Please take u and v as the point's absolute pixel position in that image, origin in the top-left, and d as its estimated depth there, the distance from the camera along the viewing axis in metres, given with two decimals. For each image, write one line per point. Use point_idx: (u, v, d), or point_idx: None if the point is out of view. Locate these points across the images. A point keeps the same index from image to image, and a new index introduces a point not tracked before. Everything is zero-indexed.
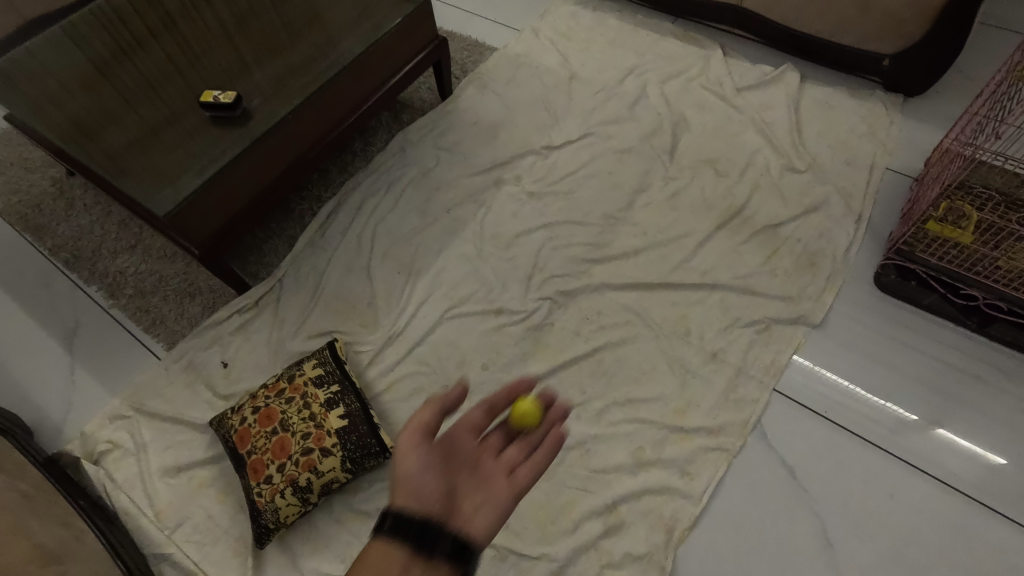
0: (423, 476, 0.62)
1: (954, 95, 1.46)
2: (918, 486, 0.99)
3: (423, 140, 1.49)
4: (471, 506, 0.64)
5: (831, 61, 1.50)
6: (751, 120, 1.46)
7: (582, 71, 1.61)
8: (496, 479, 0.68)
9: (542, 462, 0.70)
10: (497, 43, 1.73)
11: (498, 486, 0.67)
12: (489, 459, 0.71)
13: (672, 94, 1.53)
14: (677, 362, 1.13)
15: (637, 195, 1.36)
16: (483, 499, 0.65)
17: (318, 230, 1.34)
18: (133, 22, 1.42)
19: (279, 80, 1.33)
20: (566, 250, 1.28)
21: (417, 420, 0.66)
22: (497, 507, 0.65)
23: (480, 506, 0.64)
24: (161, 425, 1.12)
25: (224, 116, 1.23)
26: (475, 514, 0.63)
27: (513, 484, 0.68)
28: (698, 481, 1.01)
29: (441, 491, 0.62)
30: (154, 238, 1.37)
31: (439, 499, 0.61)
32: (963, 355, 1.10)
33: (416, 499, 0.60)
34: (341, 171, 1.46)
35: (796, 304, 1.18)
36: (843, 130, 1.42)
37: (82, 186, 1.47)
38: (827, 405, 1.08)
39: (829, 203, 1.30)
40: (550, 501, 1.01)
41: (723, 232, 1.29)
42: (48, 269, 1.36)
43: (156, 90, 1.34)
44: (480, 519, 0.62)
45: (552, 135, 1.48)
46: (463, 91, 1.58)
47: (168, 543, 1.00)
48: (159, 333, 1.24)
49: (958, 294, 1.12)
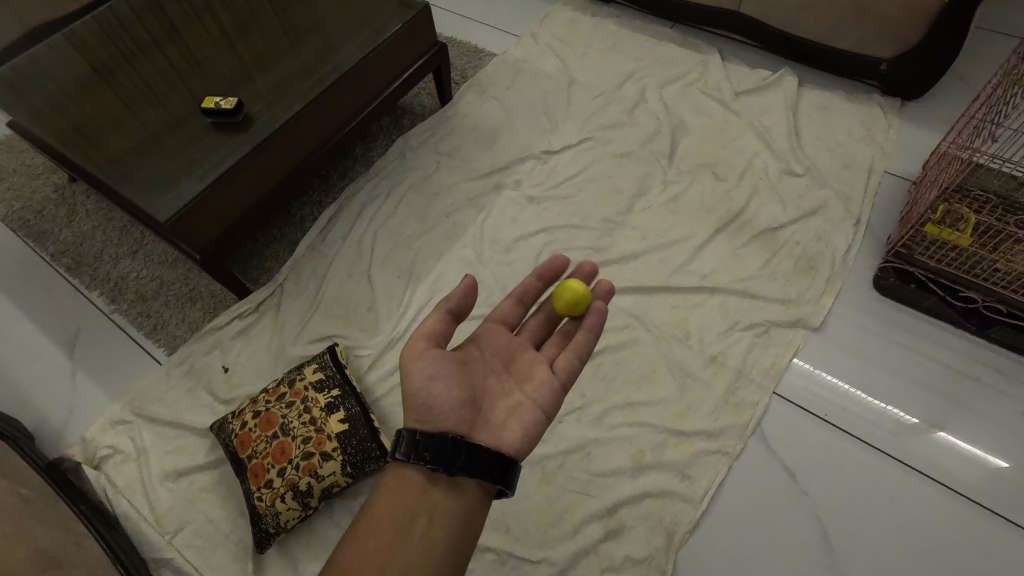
0: (442, 384, 0.70)
1: (952, 98, 1.46)
2: (919, 489, 0.99)
3: (423, 145, 1.49)
4: (503, 411, 0.73)
5: (829, 65, 1.51)
6: (750, 125, 1.46)
7: (581, 76, 1.61)
8: (530, 376, 0.76)
9: (579, 347, 0.79)
10: (496, 48, 1.74)
11: (535, 380, 0.76)
12: (523, 352, 0.80)
13: (671, 99, 1.54)
14: (677, 365, 1.14)
15: (636, 199, 1.37)
16: (518, 400, 0.74)
17: (318, 235, 1.35)
18: (136, 30, 1.43)
19: (280, 86, 1.34)
20: (566, 254, 1.29)
21: (422, 333, 0.73)
22: (533, 405, 0.73)
23: (512, 409, 0.73)
24: (162, 430, 1.12)
25: (225, 121, 1.24)
26: (507, 420, 0.72)
27: (544, 379, 0.76)
28: (698, 484, 1.01)
29: (461, 397, 0.71)
30: (155, 243, 1.38)
31: (460, 406, 0.70)
32: (963, 358, 1.11)
33: (434, 407, 0.69)
34: (341, 177, 1.47)
35: (795, 308, 1.18)
36: (841, 134, 1.43)
37: (84, 192, 1.48)
38: (828, 408, 1.08)
39: (828, 206, 1.30)
40: (551, 505, 1.01)
41: (722, 236, 1.29)
42: (50, 274, 1.36)
43: (158, 96, 1.34)
44: (513, 424, 0.71)
45: (552, 140, 1.48)
46: (463, 96, 1.59)
47: (168, 547, 1.00)
48: (160, 338, 1.25)
49: (958, 296, 1.13)
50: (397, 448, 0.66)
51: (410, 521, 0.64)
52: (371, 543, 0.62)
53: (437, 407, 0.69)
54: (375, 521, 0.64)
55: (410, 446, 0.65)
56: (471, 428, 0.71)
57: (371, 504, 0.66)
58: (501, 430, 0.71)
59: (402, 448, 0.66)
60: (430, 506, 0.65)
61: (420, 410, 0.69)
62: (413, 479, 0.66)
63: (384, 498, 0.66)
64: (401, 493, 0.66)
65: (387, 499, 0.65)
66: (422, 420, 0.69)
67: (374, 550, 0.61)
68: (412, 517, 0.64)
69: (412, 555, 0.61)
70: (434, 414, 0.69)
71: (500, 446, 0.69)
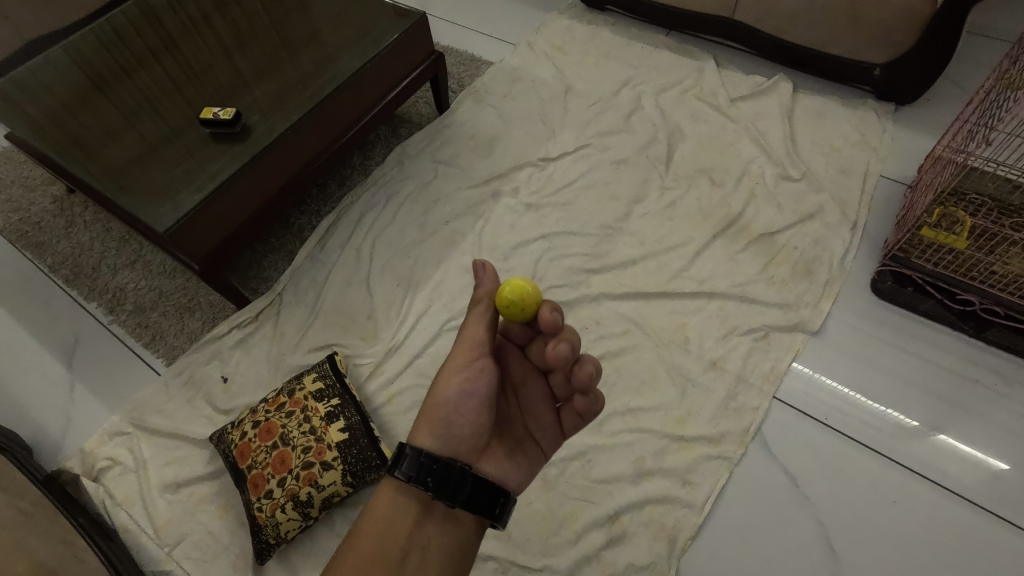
0: (472, 406, 0.68)
1: (945, 103, 1.48)
2: (919, 492, 0.99)
3: (421, 153, 1.50)
4: (508, 443, 0.71)
5: (823, 71, 1.53)
6: (745, 130, 1.47)
7: (578, 84, 1.62)
8: (536, 414, 0.72)
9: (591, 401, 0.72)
10: (493, 57, 1.75)
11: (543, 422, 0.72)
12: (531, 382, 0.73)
13: (667, 105, 1.55)
14: (676, 370, 1.14)
15: (634, 206, 1.37)
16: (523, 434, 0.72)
17: (317, 244, 1.35)
18: (134, 43, 1.44)
19: (277, 95, 1.34)
20: (564, 261, 1.29)
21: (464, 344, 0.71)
22: (537, 446, 0.72)
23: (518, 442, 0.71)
24: (161, 441, 1.12)
25: (224, 132, 1.25)
26: (510, 454, 0.70)
27: (550, 423, 0.72)
28: (700, 490, 1.01)
29: (482, 422, 0.68)
30: (153, 254, 1.38)
31: (479, 431, 0.68)
32: (962, 360, 1.11)
33: (454, 425, 0.68)
34: (339, 185, 1.47)
35: (794, 312, 1.19)
36: (837, 139, 1.44)
37: (82, 204, 1.48)
38: (828, 412, 1.08)
39: (825, 210, 1.31)
40: (552, 512, 1.01)
41: (720, 241, 1.30)
42: (48, 286, 1.36)
43: (155, 107, 1.35)
44: (517, 460, 0.70)
45: (549, 147, 1.49)
46: (460, 104, 1.59)
47: (168, 559, 1.00)
48: (159, 349, 1.24)
49: (955, 299, 1.13)
50: (401, 468, 0.64)
51: (401, 557, 0.62)
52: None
53: (461, 428, 0.67)
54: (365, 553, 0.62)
55: (416, 469, 0.63)
56: (479, 455, 0.69)
57: (360, 533, 0.64)
58: (507, 462, 0.69)
59: (406, 468, 0.63)
60: (423, 540, 0.63)
61: (442, 426, 0.68)
62: (406, 511, 0.65)
63: (376, 528, 0.64)
64: (393, 526, 0.64)
65: (378, 530, 0.64)
66: (440, 437, 0.67)
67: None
68: (404, 552, 0.62)
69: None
70: (450, 430, 0.67)
71: (502, 481, 0.68)
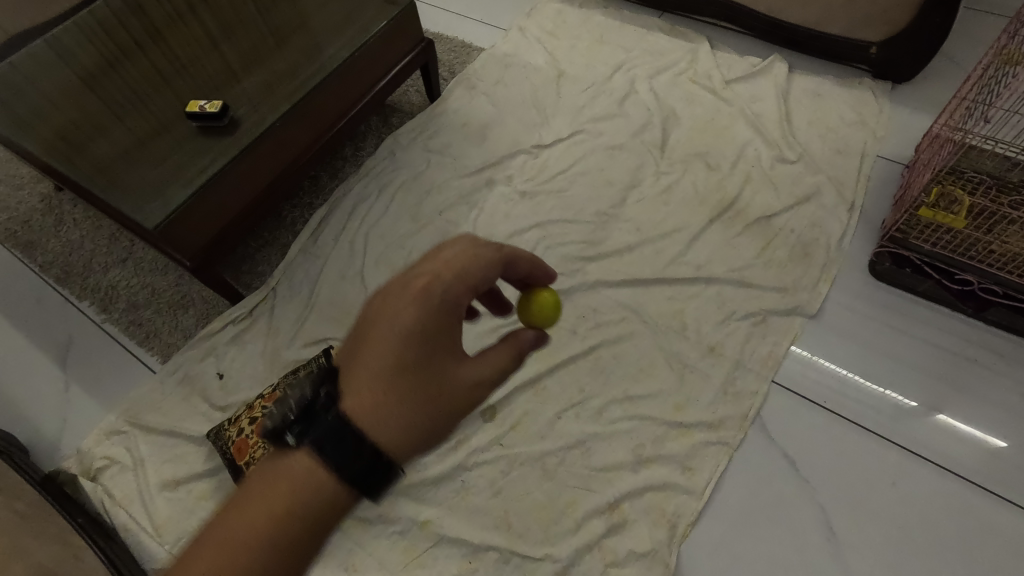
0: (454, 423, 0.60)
1: (942, 80, 1.46)
2: (918, 473, 0.99)
3: (413, 143, 1.48)
4: None
5: (818, 51, 1.50)
6: (741, 112, 1.45)
7: (570, 69, 1.60)
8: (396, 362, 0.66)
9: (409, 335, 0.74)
10: (483, 43, 1.72)
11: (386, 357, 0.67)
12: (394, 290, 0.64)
13: (661, 89, 1.53)
14: (674, 357, 1.13)
15: (629, 191, 1.36)
16: None
17: (310, 237, 1.34)
18: (117, 34, 1.41)
19: (265, 87, 1.33)
20: (560, 249, 1.28)
21: (492, 369, 0.63)
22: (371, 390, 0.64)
23: None
24: (158, 439, 1.11)
25: (212, 125, 1.23)
26: None
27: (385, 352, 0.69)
28: (700, 475, 1.01)
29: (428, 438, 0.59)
30: (145, 251, 1.36)
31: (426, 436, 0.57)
32: (962, 341, 1.10)
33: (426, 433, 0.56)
34: (331, 178, 1.45)
35: (792, 296, 1.18)
36: (833, 119, 1.42)
37: (71, 201, 1.46)
38: (827, 395, 1.08)
39: (822, 192, 1.30)
40: (553, 501, 1.01)
41: (716, 225, 1.29)
42: (39, 285, 1.35)
43: (141, 101, 1.32)
44: None
45: (542, 134, 1.47)
46: (451, 92, 1.57)
47: (169, 557, 1.00)
48: (154, 346, 1.23)
49: (953, 280, 1.13)
50: (314, 436, 0.50)
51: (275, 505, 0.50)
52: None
53: (426, 442, 0.57)
54: (224, 538, 0.48)
55: (354, 464, 0.50)
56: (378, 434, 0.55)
57: (231, 501, 0.50)
58: None
59: (343, 455, 0.50)
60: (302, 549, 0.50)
61: (423, 438, 0.56)
62: (313, 506, 0.50)
63: (257, 502, 0.50)
64: (272, 507, 0.49)
65: (254, 512, 0.49)
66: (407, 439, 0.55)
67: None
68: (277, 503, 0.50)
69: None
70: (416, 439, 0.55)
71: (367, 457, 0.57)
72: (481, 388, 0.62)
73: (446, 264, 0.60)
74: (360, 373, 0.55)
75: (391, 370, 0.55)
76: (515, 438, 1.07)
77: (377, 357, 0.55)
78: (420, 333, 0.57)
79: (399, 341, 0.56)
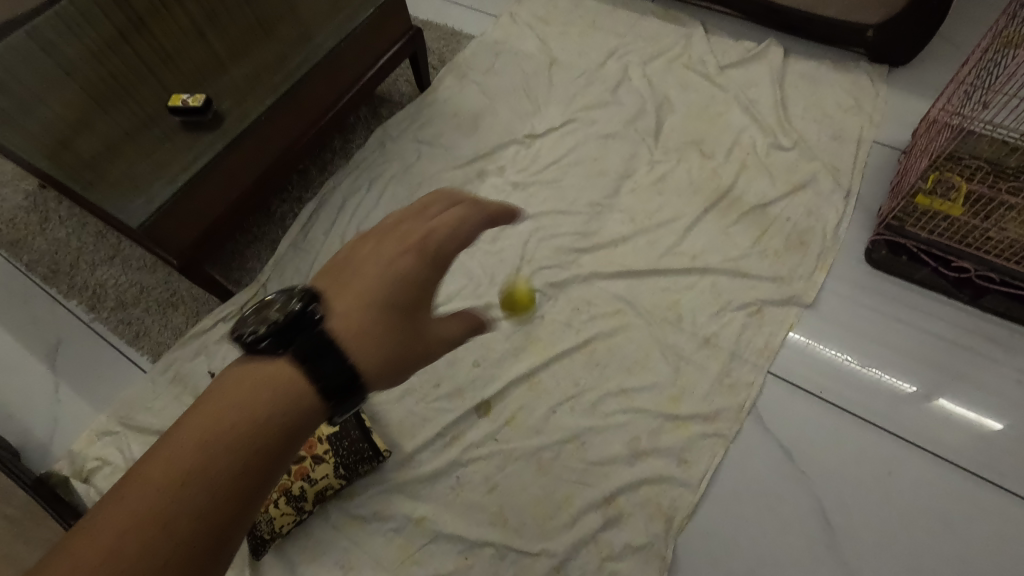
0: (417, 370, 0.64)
1: (939, 64, 1.44)
2: (913, 462, 0.99)
3: (403, 134, 1.45)
4: None
5: (814, 35, 1.48)
6: (736, 99, 1.43)
7: (562, 56, 1.57)
8: None
9: None
10: (474, 30, 1.69)
11: None
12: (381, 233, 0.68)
13: (654, 75, 1.50)
14: (669, 348, 1.12)
15: (623, 181, 1.34)
16: None
17: (300, 231, 1.32)
18: None
19: (252, 80, 1.31)
20: (553, 241, 1.26)
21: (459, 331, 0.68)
22: None
23: None
24: (149, 439, 1.10)
25: (195, 120, 1.21)
26: None
27: None
28: (696, 468, 1.01)
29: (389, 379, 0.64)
30: (133, 248, 1.34)
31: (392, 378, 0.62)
32: (958, 328, 1.10)
33: (394, 373, 0.60)
34: (320, 171, 1.43)
35: (788, 285, 1.17)
36: (829, 104, 1.40)
37: (56, 198, 1.44)
38: (823, 384, 1.07)
39: (818, 179, 1.28)
40: (548, 497, 1.00)
41: (711, 214, 1.27)
42: (26, 284, 1.33)
43: (122, 94, 1.29)
44: None
45: (534, 123, 1.45)
46: (442, 81, 1.54)
47: None
48: (144, 346, 1.22)
49: (950, 267, 1.11)
50: (299, 342, 0.53)
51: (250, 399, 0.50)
52: (166, 453, 0.46)
53: (392, 381, 0.61)
54: (204, 416, 0.48)
55: (337, 382, 0.54)
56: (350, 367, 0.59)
57: (210, 391, 0.51)
58: None
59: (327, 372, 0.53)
60: (283, 447, 0.50)
61: (394, 373, 0.60)
62: (301, 402, 0.51)
63: (239, 391, 0.50)
64: (260, 395, 0.50)
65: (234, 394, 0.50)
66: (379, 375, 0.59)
67: (163, 470, 0.45)
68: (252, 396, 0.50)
69: (220, 500, 0.46)
70: (385, 375, 0.59)
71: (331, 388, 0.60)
72: (448, 343, 0.67)
73: (445, 221, 0.64)
74: (348, 302, 0.59)
75: (381, 304, 0.59)
76: (509, 433, 1.06)
77: (366, 292, 0.60)
78: (411, 279, 0.61)
79: (391, 281, 0.61)
